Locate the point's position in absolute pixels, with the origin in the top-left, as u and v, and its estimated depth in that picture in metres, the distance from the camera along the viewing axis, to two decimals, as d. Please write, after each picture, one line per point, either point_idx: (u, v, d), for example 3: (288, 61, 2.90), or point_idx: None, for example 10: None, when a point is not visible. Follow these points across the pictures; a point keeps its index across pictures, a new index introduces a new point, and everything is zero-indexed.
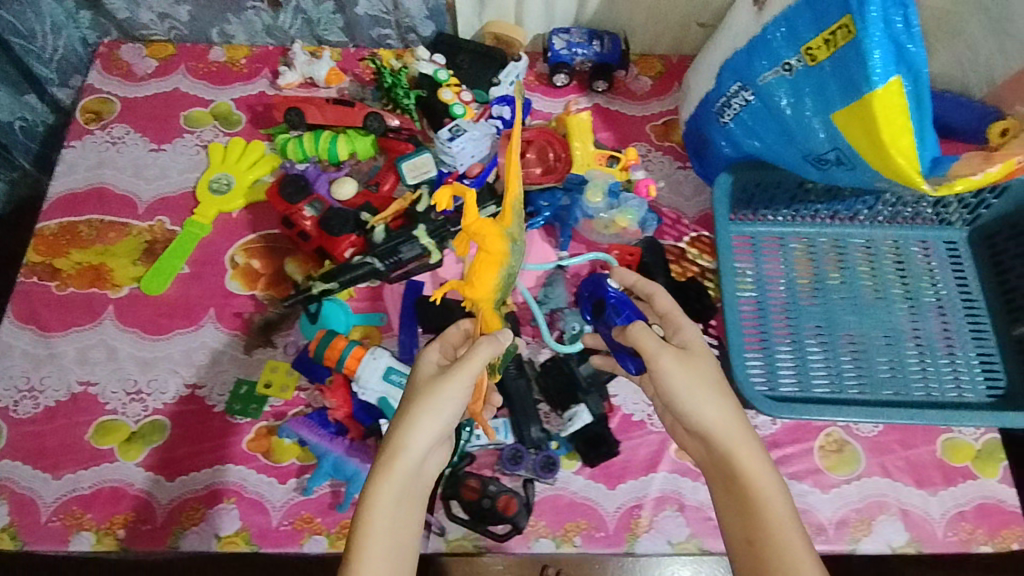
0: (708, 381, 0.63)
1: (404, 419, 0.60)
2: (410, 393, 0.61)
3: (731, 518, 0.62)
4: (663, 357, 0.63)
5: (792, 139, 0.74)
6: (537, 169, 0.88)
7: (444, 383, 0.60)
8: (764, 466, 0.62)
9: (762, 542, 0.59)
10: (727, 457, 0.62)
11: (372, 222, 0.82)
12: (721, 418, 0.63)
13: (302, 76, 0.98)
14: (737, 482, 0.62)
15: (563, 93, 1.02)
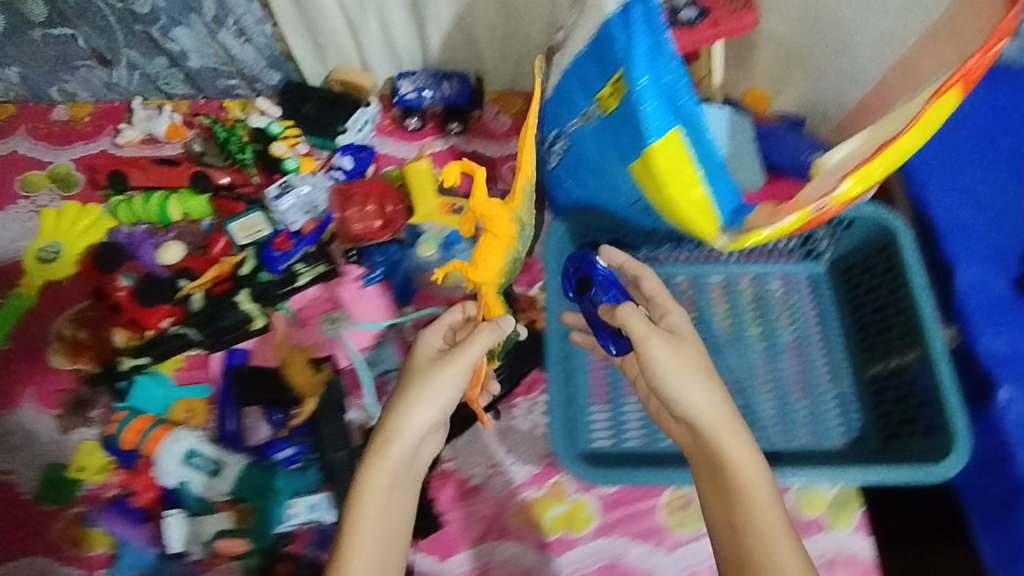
0: (695, 365, 0.62)
1: (397, 405, 0.60)
2: (408, 377, 0.62)
3: (713, 506, 0.60)
4: (650, 339, 0.62)
5: (609, 187, 0.71)
6: (376, 221, 0.85)
7: (448, 368, 0.61)
8: (750, 454, 0.59)
9: (744, 528, 0.57)
10: (715, 446, 0.60)
11: (189, 289, 0.80)
12: (706, 402, 0.61)
13: (143, 133, 0.95)
14: (717, 469, 0.60)
15: (419, 136, 0.99)
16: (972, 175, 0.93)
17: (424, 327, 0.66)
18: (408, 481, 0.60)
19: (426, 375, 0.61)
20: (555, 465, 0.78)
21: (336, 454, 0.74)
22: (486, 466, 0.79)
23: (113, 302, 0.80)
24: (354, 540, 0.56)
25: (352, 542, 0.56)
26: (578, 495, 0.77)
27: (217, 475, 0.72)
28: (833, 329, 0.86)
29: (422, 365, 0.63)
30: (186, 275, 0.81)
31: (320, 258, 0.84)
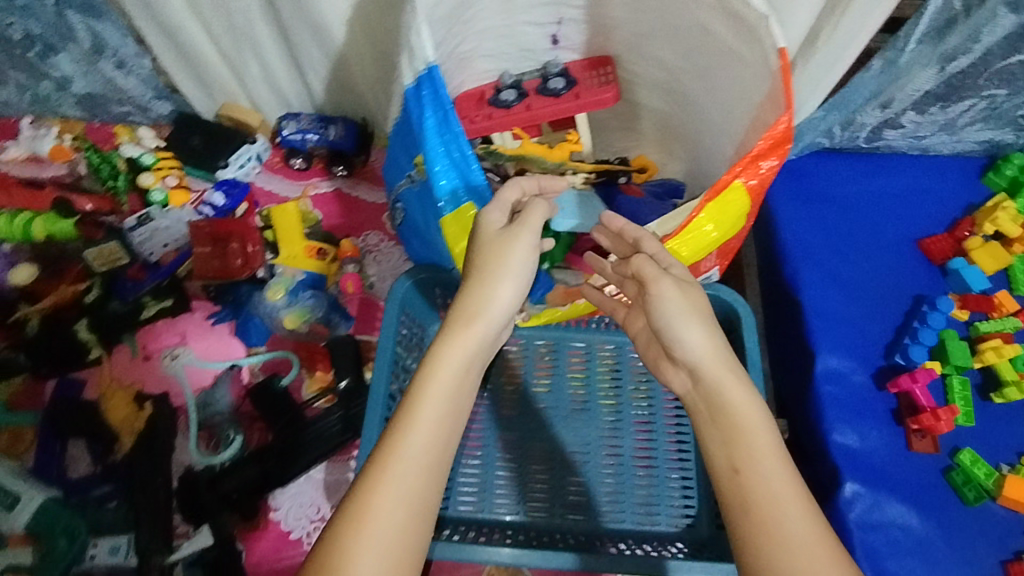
0: (699, 307, 0.55)
1: (485, 274, 0.53)
2: (479, 256, 0.54)
3: (710, 446, 0.52)
4: (663, 280, 0.55)
5: (436, 250, 0.72)
6: (237, 259, 0.84)
7: (519, 241, 0.54)
8: (756, 404, 0.52)
9: (749, 475, 0.49)
10: (713, 390, 0.52)
11: (27, 313, 0.79)
12: (703, 350, 0.53)
13: (26, 151, 0.96)
14: (725, 417, 0.51)
15: (305, 177, 0.99)
16: (847, 261, 0.92)
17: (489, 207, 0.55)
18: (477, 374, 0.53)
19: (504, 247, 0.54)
20: None
21: (150, 490, 0.72)
22: (311, 520, 0.76)
23: None
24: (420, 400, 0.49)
25: (420, 395, 0.49)
26: None
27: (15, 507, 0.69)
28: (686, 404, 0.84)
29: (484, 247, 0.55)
30: (28, 301, 0.80)
31: (169, 293, 0.84)
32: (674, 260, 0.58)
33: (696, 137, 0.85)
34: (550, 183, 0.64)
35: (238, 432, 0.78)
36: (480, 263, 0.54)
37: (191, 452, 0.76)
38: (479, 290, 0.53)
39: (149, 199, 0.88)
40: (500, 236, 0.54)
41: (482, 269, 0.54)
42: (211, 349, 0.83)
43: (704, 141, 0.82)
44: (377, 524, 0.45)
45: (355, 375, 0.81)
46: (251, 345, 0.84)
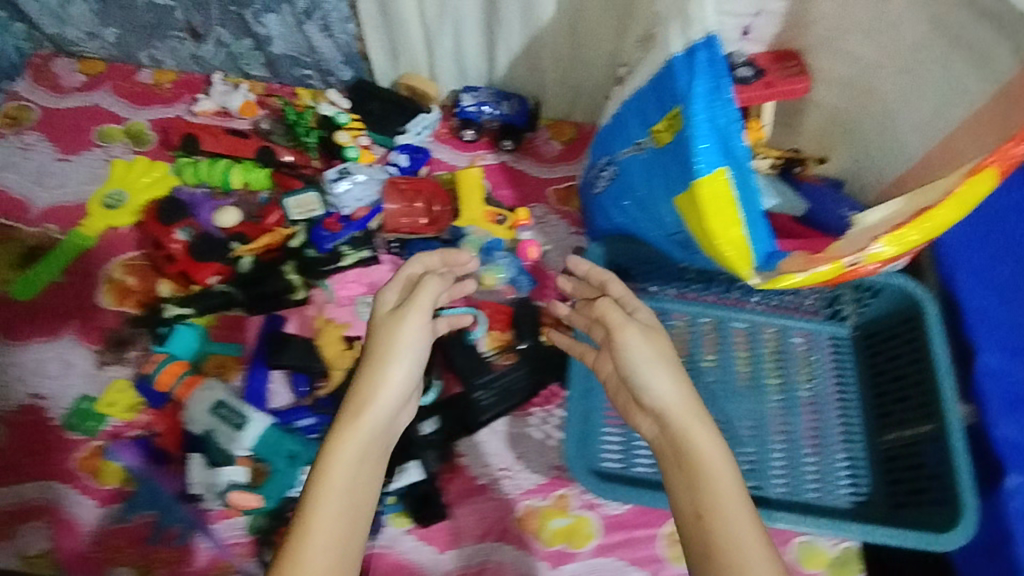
0: (664, 357, 0.66)
1: (378, 360, 0.62)
2: (376, 342, 0.63)
3: (679, 492, 0.61)
4: (626, 326, 0.68)
5: (650, 217, 0.75)
6: (421, 219, 0.89)
7: (410, 319, 0.64)
8: (721, 452, 0.61)
9: (710, 518, 0.59)
10: (680, 437, 0.62)
11: (239, 251, 0.84)
12: (671, 397, 0.64)
13: (217, 105, 1.01)
14: (687, 460, 0.61)
15: (472, 148, 1.04)
16: None
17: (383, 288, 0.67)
18: (383, 445, 0.61)
19: (395, 327, 0.64)
20: (564, 478, 0.80)
21: None
22: (497, 468, 0.80)
23: (165, 252, 0.83)
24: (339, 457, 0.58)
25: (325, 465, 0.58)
26: (582, 511, 0.79)
27: (240, 428, 0.72)
28: (848, 388, 0.88)
29: (379, 328, 0.64)
30: (240, 240, 0.85)
31: (365, 244, 0.88)
32: (639, 305, 0.73)
33: (875, 131, 0.88)
34: (454, 258, 0.75)
35: (433, 378, 0.82)
36: (376, 342, 0.63)
37: None
38: (376, 369, 0.62)
39: (344, 156, 0.93)
40: (388, 320, 0.64)
41: (378, 345, 0.63)
42: None
43: (887, 136, 0.85)
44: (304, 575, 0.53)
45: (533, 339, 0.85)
46: None
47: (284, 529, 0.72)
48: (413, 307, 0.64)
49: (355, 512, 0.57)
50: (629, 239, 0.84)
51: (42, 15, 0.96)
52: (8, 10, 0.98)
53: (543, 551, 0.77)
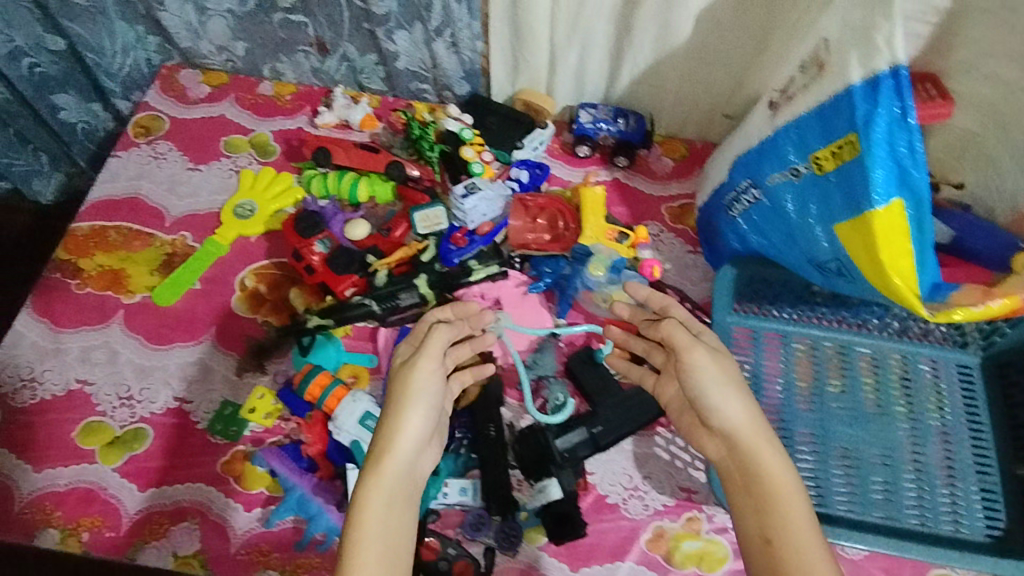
0: (729, 380, 0.67)
1: (400, 400, 0.65)
2: (396, 391, 0.66)
3: (746, 516, 0.63)
4: (696, 350, 0.68)
5: (797, 242, 0.74)
6: (545, 235, 0.91)
7: (427, 358, 0.68)
8: (786, 474, 0.63)
9: (779, 542, 0.61)
10: (748, 456, 0.65)
11: (376, 265, 0.85)
12: (740, 420, 0.66)
13: (338, 118, 1.04)
14: (755, 482, 0.64)
15: (585, 164, 1.04)
16: None
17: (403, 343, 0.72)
18: (412, 489, 0.63)
19: (414, 369, 0.67)
20: (692, 500, 0.79)
21: (490, 444, 0.77)
22: (626, 487, 0.79)
23: (305, 264, 0.85)
24: (370, 496, 0.60)
25: (366, 498, 0.60)
26: (712, 535, 0.77)
27: None
28: (980, 419, 0.85)
29: (400, 374, 0.68)
30: (374, 253, 0.86)
31: (495, 257, 0.88)
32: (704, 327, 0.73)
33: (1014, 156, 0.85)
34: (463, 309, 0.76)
35: (566, 395, 0.81)
36: (396, 389, 0.66)
37: (529, 409, 0.78)
38: (398, 411, 0.65)
39: (469, 171, 0.94)
40: (403, 367, 0.67)
41: (409, 387, 0.66)
42: (522, 315, 0.88)
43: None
44: None
45: None
46: (557, 317, 0.89)
47: (428, 541, 0.72)
48: (424, 347, 0.68)
49: (397, 556, 0.59)
50: (761, 261, 0.85)
51: (181, 30, 1.00)
52: (146, 24, 1.02)
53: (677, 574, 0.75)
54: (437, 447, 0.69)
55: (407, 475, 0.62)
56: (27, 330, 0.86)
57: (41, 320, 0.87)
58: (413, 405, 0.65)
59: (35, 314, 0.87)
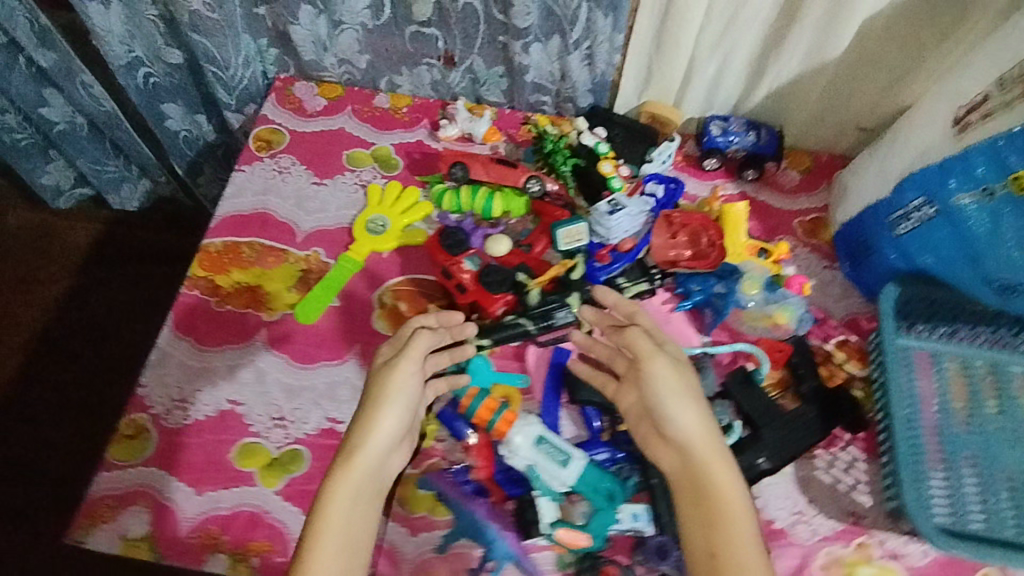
0: (689, 392, 0.71)
1: (375, 404, 0.69)
2: (373, 390, 0.70)
3: (693, 529, 0.67)
4: (658, 360, 0.72)
5: (979, 262, 0.76)
6: (688, 252, 0.89)
7: (404, 366, 0.71)
8: (737, 486, 0.67)
9: (724, 558, 0.64)
10: (701, 469, 0.68)
11: (528, 283, 0.83)
12: (693, 429, 0.69)
13: (461, 131, 1.02)
14: (709, 498, 0.67)
15: (711, 177, 1.02)
16: None
17: (381, 347, 0.76)
18: (375, 490, 0.67)
19: (388, 376, 0.71)
20: (861, 525, 0.79)
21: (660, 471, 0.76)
22: (791, 512, 0.79)
23: (455, 282, 0.83)
24: (336, 498, 0.65)
25: (332, 495, 0.65)
26: (885, 561, 0.78)
27: (568, 465, 0.72)
28: None
29: (379, 379, 0.71)
30: (525, 272, 0.84)
31: (642, 275, 0.88)
32: (669, 340, 0.76)
33: None
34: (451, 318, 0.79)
35: (728, 416, 0.81)
36: (373, 395, 0.70)
37: None
38: (370, 413, 0.69)
39: (608, 185, 0.92)
40: (383, 370, 0.71)
41: (383, 393, 0.70)
42: (670, 334, 0.87)
43: None
44: None
45: (815, 380, 0.84)
46: (704, 334, 0.87)
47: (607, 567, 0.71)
48: (404, 353, 0.72)
49: (352, 554, 0.64)
50: (922, 278, 0.85)
51: (307, 44, 0.98)
52: (270, 38, 1.02)
53: None
54: (408, 448, 0.74)
55: (373, 475, 0.67)
56: (172, 349, 0.85)
57: (185, 339, 0.86)
58: (389, 413, 0.69)
59: (178, 332, 0.86)
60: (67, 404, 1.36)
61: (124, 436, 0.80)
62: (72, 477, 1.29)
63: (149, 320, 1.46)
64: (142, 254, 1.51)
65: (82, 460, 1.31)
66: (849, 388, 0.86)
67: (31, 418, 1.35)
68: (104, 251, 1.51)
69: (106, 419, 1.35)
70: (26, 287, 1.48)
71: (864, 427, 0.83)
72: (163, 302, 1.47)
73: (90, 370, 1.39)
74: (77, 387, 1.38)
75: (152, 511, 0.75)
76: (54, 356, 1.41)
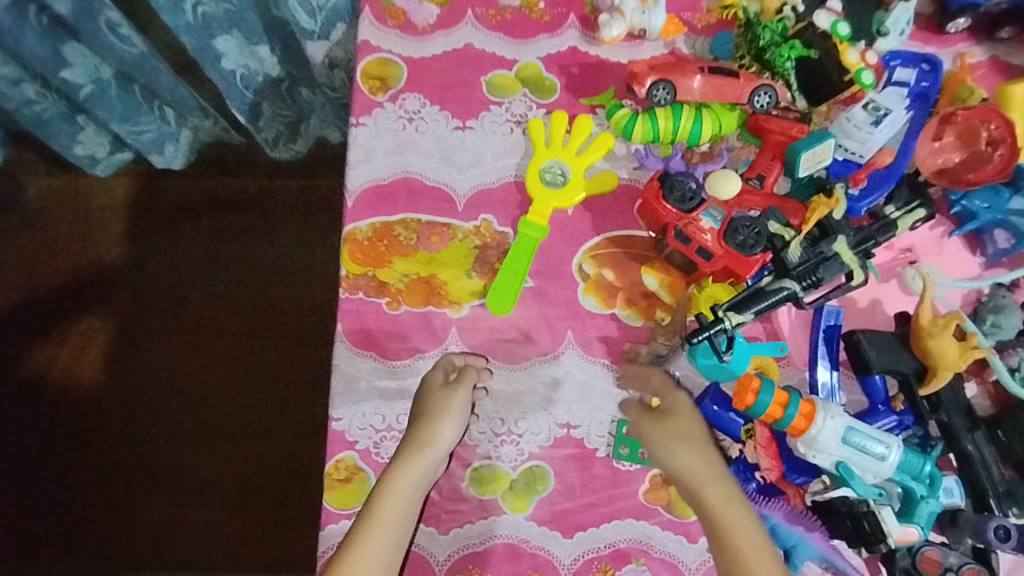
0: (680, 431, 0.63)
1: (435, 413, 0.66)
2: (430, 402, 0.66)
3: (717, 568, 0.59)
4: (644, 415, 0.66)
5: None
6: (958, 156, 0.70)
7: (462, 388, 0.67)
8: (743, 513, 0.58)
9: None
10: (701, 504, 0.60)
11: (787, 236, 0.67)
12: (689, 466, 0.61)
13: (629, 27, 0.77)
14: (716, 532, 0.58)
15: (953, 41, 0.79)
16: None
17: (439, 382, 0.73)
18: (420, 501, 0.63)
19: (439, 391, 0.67)
20: None
21: (973, 438, 0.65)
22: None
23: (694, 246, 0.67)
24: (378, 521, 0.59)
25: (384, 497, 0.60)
26: None
27: (888, 459, 0.61)
28: None
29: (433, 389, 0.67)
30: (777, 218, 0.68)
31: (914, 198, 0.70)
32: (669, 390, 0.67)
33: None
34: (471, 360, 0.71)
35: None
36: (431, 408, 0.66)
37: (1009, 385, 0.65)
38: (431, 418, 0.65)
39: (856, 81, 0.70)
40: (441, 386, 0.67)
41: (441, 406, 0.66)
42: (945, 263, 0.72)
43: None
44: None
45: None
46: (984, 259, 0.72)
47: (926, 552, 0.62)
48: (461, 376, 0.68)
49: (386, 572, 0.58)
50: None
51: None
52: None
53: None
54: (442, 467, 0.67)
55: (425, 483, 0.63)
56: (356, 369, 0.71)
57: (367, 355, 0.72)
58: (445, 420, 0.65)
59: (356, 348, 0.72)
60: (167, 399, 1.19)
61: (334, 481, 0.69)
62: (198, 478, 1.16)
63: (224, 286, 1.23)
64: (194, 207, 1.25)
65: (202, 456, 1.17)
66: None
67: (134, 418, 1.19)
68: (148, 214, 1.25)
69: (215, 407, 1.18)
70: (69, 273, 1.23)
71: None
72: (235, 261, 1.23)
73: (180, 353, 1.21)
74: (172, 374, 1.20)
75: None
76: (133, 347, 1.21)
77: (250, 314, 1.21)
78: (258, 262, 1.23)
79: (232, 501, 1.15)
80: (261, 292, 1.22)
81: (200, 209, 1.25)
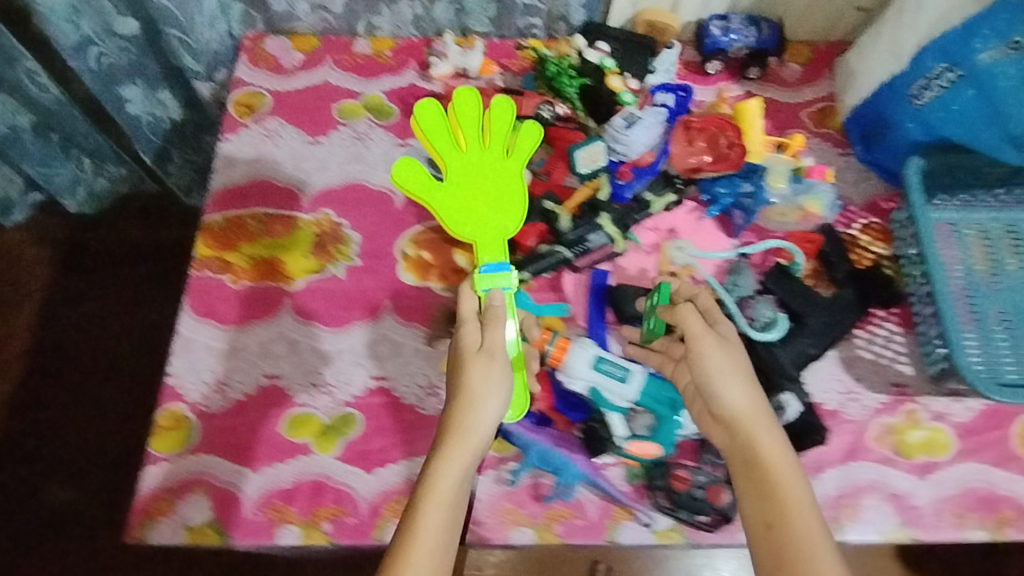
0: (735, 365, 0.66)
1: (487, 360, 0.68)
2: (459, 379, 0.67)
3: (747, 502, 0.62)
4: (705, 338, 0.68)
5: (1002, 121, 0.77)
6: (707, 156, 0.83)
7: (493, 342, 0.69)
8: (785, 456, 0.63)
9: (780, 530, 0.60)
10: (750, 447, 0.64)
11: (557, 211, 0.83)
12: (742, 403, 0.65)
13: (454, 67, 0.97)
14: (758, 471, 0.63)
15: (714, 81, 0.99)
16: None
17: (464, 324, 0.71)
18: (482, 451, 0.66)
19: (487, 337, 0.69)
20: (906, 394, 0.82)
21: None
22: (840, 392, 0.81)
23: None
24: (439, 474, 0.63)
25: (456, 442, 0.64)
26: (933, 423, 0.80)
27: (630, 380, 0.71)
28: None
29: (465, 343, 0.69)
30: (552, 200, 0.84)
31: (667, 186, 0.87)
32: (721, 317, 0.71)
33: None
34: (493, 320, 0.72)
35: (773, 312, 0.79)
36: (461, 384, 0.67)
37: (740, 327, 0.77)
38: (483, 364, 0.67)
39: (619, 100, 0.90)
40: (478, 352, 0.69)
41: (464, 369, 0.67)
42: (701, 239, 0.87)
43: None
44: (425, 540, 0.60)
45: (848, 265, 0.84)
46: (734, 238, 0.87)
47: (677, 473, 0.72)
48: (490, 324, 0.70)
49: (452, 517, 0.62)
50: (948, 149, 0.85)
51: None
52: None
53: (906, 465, 0.78)
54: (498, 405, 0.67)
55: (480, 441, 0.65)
56: (195, 334, 0.81)
57: (206, 321, 0.82)
58: (486, 371, 0.67)
59: (198, 315, 0.82)
60: (60, 415, 1.27)
61: (162, 429, 0.76)
62: (82, 486, 1.22)
63: (129, 310, 1.34)
64: (112, 247, 1.39)
65: (89, 465, 1.24)
66: (879, 267, 0.86)
67: (35, 435, 1.26)
68: (69, 250, 1.38)
69: (107, 419, 1.27)
70: None
71: (895, 302, 0.85)
72: (141, 286, 1.36)
73: (80, 366, 1.30)
74: (75, 394, 1.28)
75: (211, 496, 0.73)
76: (38, 366, 1.31)
77: (151, 335, 1.33)
78: (164, 290, 1.36)
79: (112, 505, 1.21)
80: (165, 316, 1.34)
81: (115, 243, 1.38)
